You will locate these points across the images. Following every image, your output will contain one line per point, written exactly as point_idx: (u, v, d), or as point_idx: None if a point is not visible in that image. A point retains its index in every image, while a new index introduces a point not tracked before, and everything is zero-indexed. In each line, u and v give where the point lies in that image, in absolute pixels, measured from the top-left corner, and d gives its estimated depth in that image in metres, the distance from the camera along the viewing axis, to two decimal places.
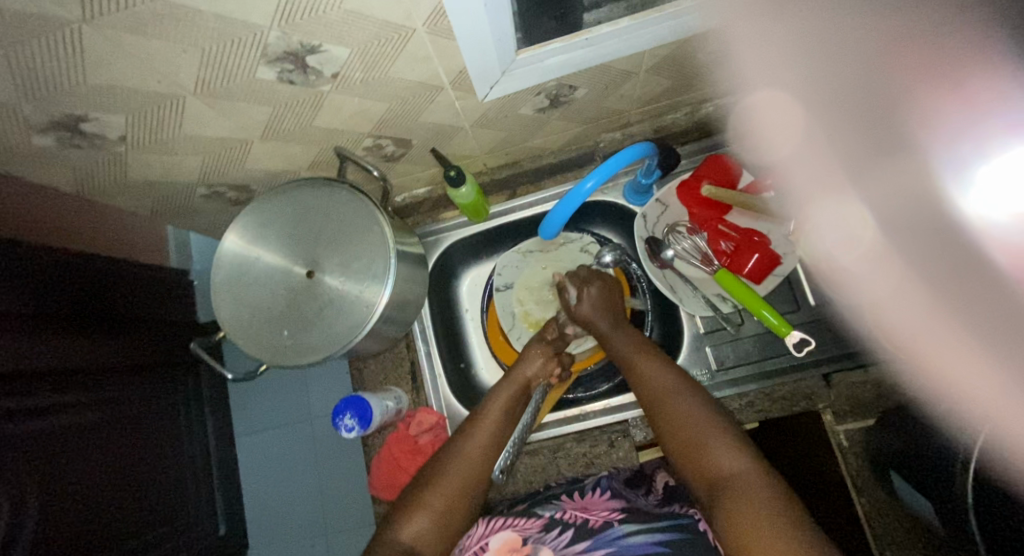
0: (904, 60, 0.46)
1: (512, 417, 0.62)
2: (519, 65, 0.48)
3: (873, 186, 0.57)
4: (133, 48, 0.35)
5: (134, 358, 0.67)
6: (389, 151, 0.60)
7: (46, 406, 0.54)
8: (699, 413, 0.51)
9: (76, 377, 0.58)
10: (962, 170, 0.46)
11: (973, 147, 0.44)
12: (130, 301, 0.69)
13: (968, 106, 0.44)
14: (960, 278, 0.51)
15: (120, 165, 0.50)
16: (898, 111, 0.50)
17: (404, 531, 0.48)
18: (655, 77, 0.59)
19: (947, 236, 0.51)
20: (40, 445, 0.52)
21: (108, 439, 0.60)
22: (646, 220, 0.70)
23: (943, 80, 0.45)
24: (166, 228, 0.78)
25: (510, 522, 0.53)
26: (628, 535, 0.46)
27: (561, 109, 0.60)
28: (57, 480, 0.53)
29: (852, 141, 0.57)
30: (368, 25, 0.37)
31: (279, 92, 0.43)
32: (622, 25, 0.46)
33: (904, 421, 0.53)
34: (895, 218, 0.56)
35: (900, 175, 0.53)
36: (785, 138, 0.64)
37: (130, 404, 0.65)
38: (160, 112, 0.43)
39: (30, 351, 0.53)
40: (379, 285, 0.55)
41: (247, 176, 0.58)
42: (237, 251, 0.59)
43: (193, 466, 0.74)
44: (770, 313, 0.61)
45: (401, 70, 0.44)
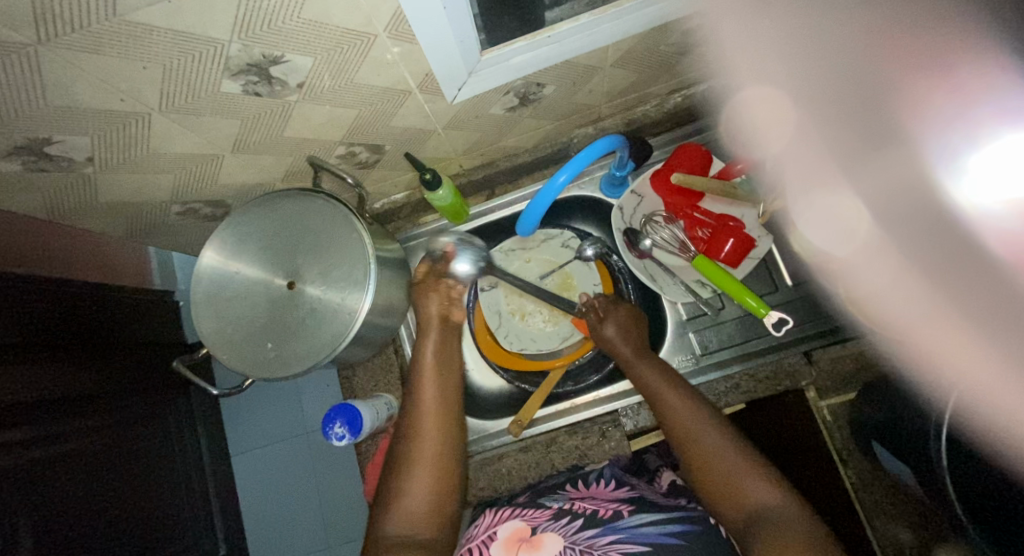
0: (893, 47, 0.46)
1: (445, 365, 0.62)
2: (485, 65, 0.49)
3: (865, 178, 0.56)
4: (91, 67, 0.35)
5: (116, 383, 0.66)
6: (364, 158, 0.60)
7: (32, 437, 0.53)
8: (725, 448, 0.50)
9: (58, 406, 0.58)
10: (955, 158, 0.42)
11: (963, 137, 0.40)
12: (121, 323, 0.70)
13: (958, 95, 0.40)
14: (965, 269, 0.44)
15: (90, 187, 0.50)
16: (891, 97, 0.48)
17: (390, 526, 0.50)
18: (621, 71, 0.59)
19: (942, 226, 0.45)
20: (31, 475, 0.52)
21: (96, 465, 0.60)
22: (623, 212, 0.72)
23: (939, 69, 0.42)
24: (147, 249, 0.75)
25: (519, 513, 0.53)
26: (640, 525, 0.46)
27: (531, 107, 0.60)
28: (50, 508, 0.53)
29: (852, 129, 0.56)
30: (329, 33, 0.37)
31: (245, 105, 0.44)
32: (583, 21, 0.47)
33: (886, 394, 0.54)
34: (888, 209, 0.54)
35: (892, 166, 0.50)
36: (779, 130, 0.64)
37: (115, 429, 0.64)
38: (126, 130, 0.42)
39: (19, 383, 0.53)
40: (360, 291, 0.56)
41: (221, 190, 0.58)
42: (215, 267, 0.58)
43: (187, 486, 0.73)
44: (752, 297, 0.63)
45: (367, 77, 0.45)
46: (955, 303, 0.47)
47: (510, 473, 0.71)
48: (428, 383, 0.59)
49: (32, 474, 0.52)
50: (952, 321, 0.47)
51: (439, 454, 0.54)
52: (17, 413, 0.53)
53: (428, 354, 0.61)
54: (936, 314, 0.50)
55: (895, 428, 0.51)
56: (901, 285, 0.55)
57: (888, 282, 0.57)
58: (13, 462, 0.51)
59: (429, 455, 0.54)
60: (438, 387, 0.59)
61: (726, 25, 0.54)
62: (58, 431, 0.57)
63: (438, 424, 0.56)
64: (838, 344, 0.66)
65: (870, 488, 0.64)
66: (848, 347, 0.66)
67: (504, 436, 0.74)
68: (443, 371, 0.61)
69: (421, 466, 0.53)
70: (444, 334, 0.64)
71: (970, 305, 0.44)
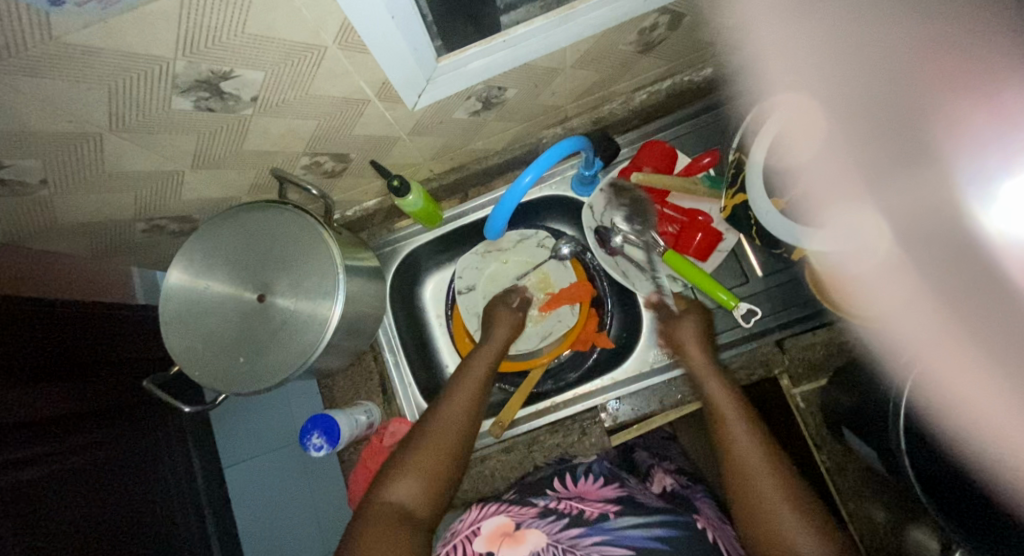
0: (938, 65, 0.44)
1: (484, 380, 0.63)
2: (442, 73, 0.49)
3: (893, 198, 0.49)
4: (33, 91, 0.34)
5: (109, 400, 0.66)
6: (329, 167, 0.60)
7: (26, 456, 0.53)
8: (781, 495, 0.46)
9: (54, 422, 0.58)
10: (986, 184, 0.42)
11: (1001, 159, 0.40)
12: (113, 344, 0.69)
13: (1000, 121, 0.40)
14: (977, 291, 0.45)
15: (49, 209, 0.49)
16: (924, 121, 0.45)
17: (396, 492, 0.49)
18: (583, 71, 0.60)
19: (961, 252, 0.46)
20: (32, 491, 0.52)
21: (90, 480, 0.59)
22: (592, 211, 0.72)
23: (974, 92, 0.42)
24: (132, 270, 0.77)
25: (504, 510, 0.54)
26: (625, 528, 0.47)
27: (495, 110, 0.60)
28: (52, 523, 0.53)
29: (884, 147, 0.49)
30: (277, 46, 0.37)
31: (200, 120, 0.43)
32: (537, 24, 0.48)
33: (856, 379, 0.55)
34: (911, 229, 0.50)
35: (916, 188, 0.47)
36: (808, 138, 0.51)
37: (109, 445, 0.64)
38: (79, 150, 0.42)
39: (25, 401, 0.54)
40: (330, 300, 0.56)
41: (185, 206, 0.57)
42: (183, 285, 0.57)
43: (184, 497, 0.73)
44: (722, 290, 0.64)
45: (323, 88, 0.44)
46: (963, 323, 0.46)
47: (492, 474, 0.71)
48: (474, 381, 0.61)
49: (28, 493, 0.51)
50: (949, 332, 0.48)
51: (449, 441, 0.54)
52: (21, 431, 0.53)
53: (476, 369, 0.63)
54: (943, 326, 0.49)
55: (864, 413, 0.52)
56: (915, 307, 0.53)
57: (903, 300, 0.54)
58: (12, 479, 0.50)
59: (445, 443, 0.54)
60: (470, 395, 0.59)
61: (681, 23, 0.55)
62: (60, 448, 0.57)
63: (458, 424, 0.56)
64: (809, 332, 0.67)
65: (845, 471, 0.65)
66: (818, 334, 0.67)
67: (486, 438, 0.73)
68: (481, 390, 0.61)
69: (432, 446, 0.53)
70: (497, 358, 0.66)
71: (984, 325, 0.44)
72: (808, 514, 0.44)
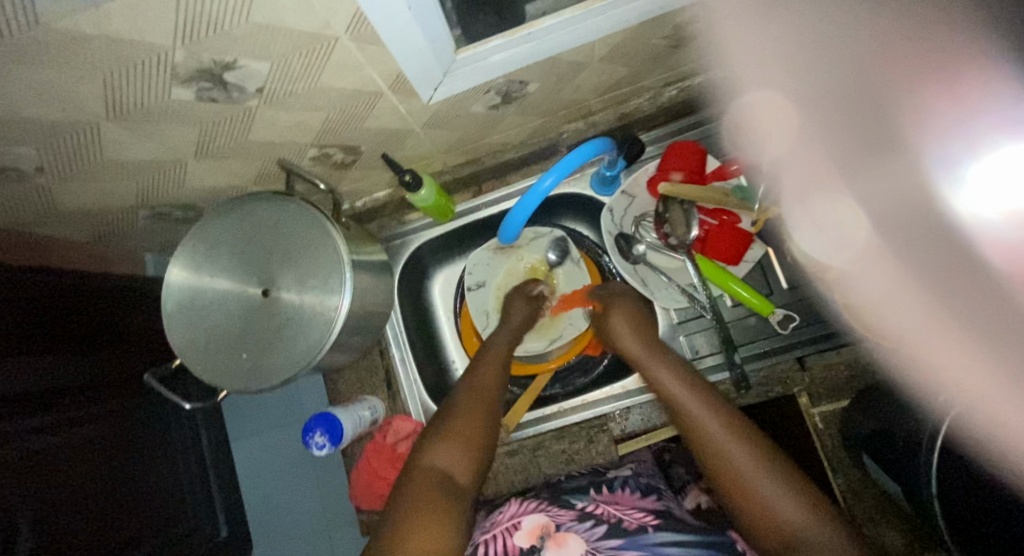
0: (897, 63, 0.50)
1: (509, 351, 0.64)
2: (460, 65, 0.46)
3: (866, 183, 0.56)
4: (23, 78, 0.32)
5: (116, 366, 0.64)
6: (339, 159, 0.57)
7: (32, 427, 0.50)
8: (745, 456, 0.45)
9: (62, 395, 0.55)
10: (954, 169, 0.47)
11: (964, 147, 0.45)
12: (134, 319, 0.69)
13: (964, 107, 0.44)
14: (952, 275, 0.50)
15: (48, 195, 0.47)
16: (891, 111, 0.52)
17: (438, 459, 0.48)
18: (611, 66, 0.56)
19: (939, 238, 0.50)
20: (34, 464, 0.49)
21: (101, 449, 0.58)
22: (612, 214, 0.68)
23: (940, 83, 0.47)
24: (145, 256, 0.75)
25: (543, 508, 0.52)
26: (664, 544, 0.45)
27: (515, 104, 0.57)
28: (56, 499, 0.50)
29: (846, 137, 0.58)
30: (284, 36, 0.34)
31: (202, 111, 0.41)
32: (567, 16, 0.44)
33: (881, 404, 0.52)
34: (887, 217, 0.55)
35: (889, 176, 0.54)
36: (786, 136, 0.62)
37: (120, 410, 0.62)
38: (77, 139, 0.40)
39: (31, 371, 0.51)
40: (336, 294, 0.54)
41: (189, 194, 0.55)
42: (188, 277, 0.56)
43: (192, 479, 0.72)
44: (741, 286, 0.62)
45: (332, 80, 0.41)
46: (936, 302, 0.52)
47: (496, 476, 0.70)
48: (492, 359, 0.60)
49: (34, 466, 0.49)
50: (940, 317, 0.52)
51: (484, 404, 0.54)
52: (25, 403, 0.50)
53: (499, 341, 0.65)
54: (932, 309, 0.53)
55: (890, 443, 0.49)
56: (899, 297, 0.55)
57: (886, 292, 0.56)
58: (14, 451, 0.47)
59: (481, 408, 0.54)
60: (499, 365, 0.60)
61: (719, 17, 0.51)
62: (67, 419, 0.54)
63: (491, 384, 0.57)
64: (832, 350, 0.64)
65: (861, 499, 0.62)
66: (842, 353, 0.64)
67: None
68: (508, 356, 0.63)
69: (466, 413, 0.53)
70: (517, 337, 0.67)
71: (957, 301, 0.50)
72: (783, 471, 0.44)
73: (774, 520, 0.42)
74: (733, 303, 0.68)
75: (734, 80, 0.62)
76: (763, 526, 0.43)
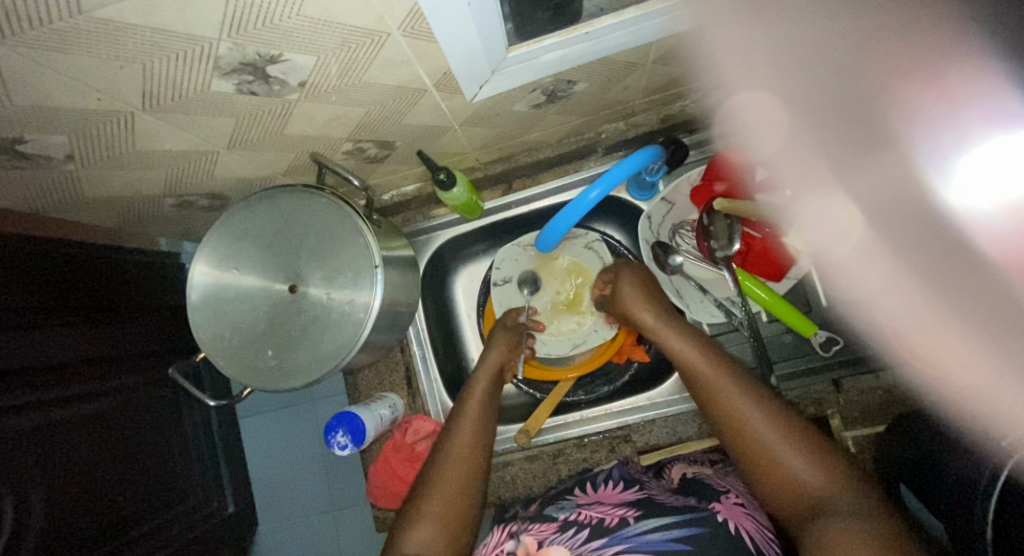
0: (879, 55, 0.40)
1: (488, 404, 0.60)
2: (510, 63, 0.43)
3: (856, 180, 0.52)
4: (59, 66, 0.30)
5: (137, 344, 0.63)
6: (372, 153, 0.55)
7: (40, 402, 0.49)
8: (754, 416, 0.46)
9: (70, 369, 0.53)
10: (945, 161, 0.39)
11: (954, 138, 0.37)
12: (152, 300, 0.67)
13: (948, 100, 0.36)
14: (952, 268, 0.46)
15: (74, 183, 0.45)
16: (878, 104, 0.43)
17: (412, 540, 0.47)
18: (662, 67, 0.53)
19: (929, 228, 0.46)
20: (45, 434, 0.49)
21: (114, 427, 0.57)
22: (651, 221, 0.67)
23: (920, 76, 0.38)
24: (160, 241, 0.71)
25: (525, 527, 0.50)
26: (646, 532, 0.44)
27: (559, 103, 0.54)
28: (67, 472, 0.50)
29: (834, 135, 0.52)
30: (335, 30, 0.32)
31: (240, 103, 0.38)
32: (626, 16, 0.41)
33: (916, 429, 0.50)
34: (881, 211, 0.51)
35: (881, 170, 0.47)
36: (773, 137, 0.58)
37: (135, 391, 0.62)
38: (107, 128, 0.38)
39: (55, 342, 0.51)
40: (367, 290, 0.52)
41: (217, 184, 0.54)
42: (212, 270, 0.54)
43: (204, 467, 0.72)
44: (759, 289, 0.61)
45: (377, 75, 0.39)
46: (938, 295, 0.50)
47: (514, 481, 0.68)
48: (467, 415, 0.57)
49: (46, 435, 0.49)
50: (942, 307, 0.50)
51: (463, 477, 0.52)
52: (46, 374, 0.50)
53: (477, 392, 0.60)
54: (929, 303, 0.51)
55: (929, 476, 0.47)
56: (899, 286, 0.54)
57: (888, 279, 0.55)
58: (26, 423, 0.47)
59: (455, 478, 0.51)
60: (477, 424, 0.57)
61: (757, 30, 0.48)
62: (85, 391, 0.54)
63: (472, 451, 0.54)
64: (870, 373, 0.62)
65: None
66: (881, 378, 0.61)
67: (511, 443, 0.72)
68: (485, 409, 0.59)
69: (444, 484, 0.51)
70: (497, 380, 0.63)
71: (962, 300, 0.46)
72: (796, 433, 0.44)
73: (796, 485, 0.42)
74: (768, 319, 0.67)
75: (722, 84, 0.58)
76: (785, 494, 0.42)
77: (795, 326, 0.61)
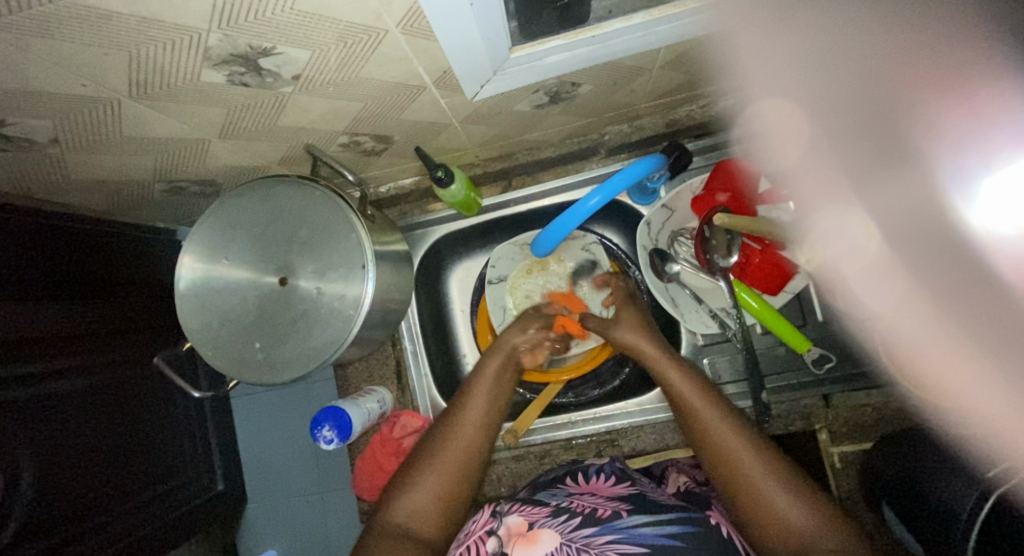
0: (913, 72, 0.37)
1: (500, 389, 0.58)
2: (513, 64, 0.42)
3: (874, 199, 0.48)
4: (41, 51, 0.29)
5: (132, 323, 0.63)
6: (369, 147, 0.54)
7: (30, 374, 0.48)
8: (746, 452, 0.46)
9: (59, 343, 0.52)
10: (967, 184, 0.38)
11: (979, 160, 0.37)
12: (149, 278, 0.66)
13: (977, 122, 0.36)
14: (965, 294, 0.44)
15: (61, 165, 0.44)
16: (901, 123, 0.40)
17: (400, 511, 0.48)
18: (670, 72, 0.52)
19: (940, 252, 0.45)
20: (37, 409, 0.49)
21: (107, 404, 0.57)
22: (649, 228, 0.66)
23: (951, 93, 0.36)
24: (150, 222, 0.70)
25: (517, 508, 0.49)
26: (639, 526, 0.43)
27: (562, 104, 0.53)
28: (59, 448, 0.50)
29: (855, 149, 0.47)
30: (331, 25, 0.31)
31: (232, 94, 0.37)
32: (637, 20, 0.40)
33: (907, 445, 0.50)
34: (896, 232, 0.48)
35: (898, 193, 0.44)
36: (788, 150, 0.56)
37: (131, 372, 0.61)
38: (94, 114, 0.37)
39: (50, 317, 0.51)
40: (359, 282, 0.52)
41: (209, 171, 0.52)
42: (200, 260, 0.53)
43: (192, 451, 0.71)
44: (748, 296, 0.61)
45: (374, 71, 0.38)
46: (951, 325, 0.47)
47: (500, 478, 0.71)
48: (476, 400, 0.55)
49: (39, 408, 0.49)
50: (948, 339, 0.48)
51: (460, 464, 0.51)
52: (41, 348, 0.50)
53: (486, 375, 0.58)
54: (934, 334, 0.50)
55: (911, 499, 0.47)
56: (905, 310, 0.52)
57: (890, 303, 0.53)
58: (20, 396, 0.47)
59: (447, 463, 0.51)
60: (483, 412, 0.55)
61: (756, 54, 0.45)
62: (80, 366, 0.54)
63: (473, 438, 0.53)
64: (861, 391, 0.62)
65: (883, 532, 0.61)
66: (871, 396, 0.62)
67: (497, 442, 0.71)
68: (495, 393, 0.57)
69: (436, 467, 0.50)
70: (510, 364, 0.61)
71: (972, 330, 0.45)
72: (785, 471, 0.44)
73: (779, 520, 0.42)
74: (763, 331, 0.66)
75: (744, 89, 0.53)
76: (767, 524, 0.43)
77: (789, 340, 0.60)
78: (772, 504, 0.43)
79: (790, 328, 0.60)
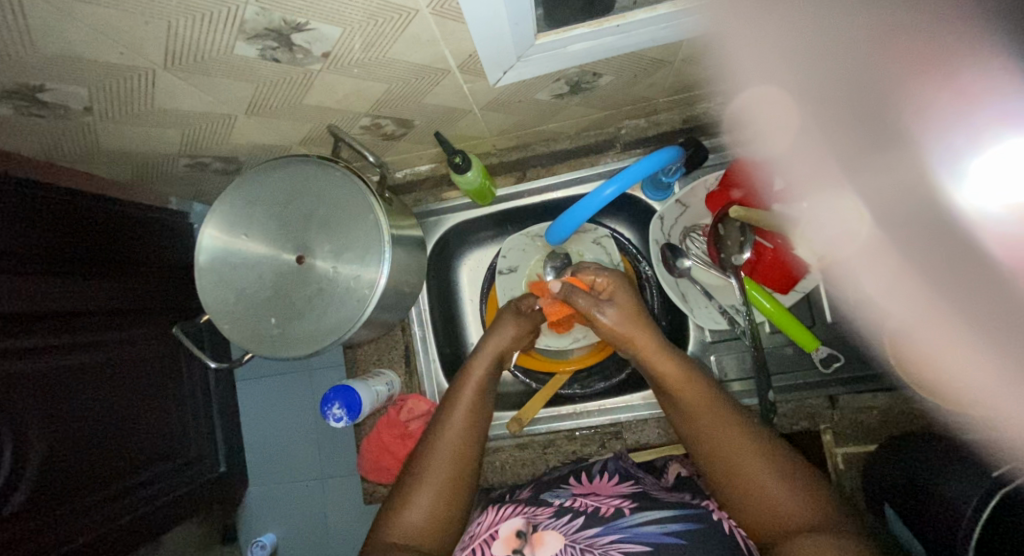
0: (893, 53, 0.37)
1: (483, 389, 0.59)
2: (537, 50, 0.42)
3: (868, 178, 0.50)
4: (83, 17, 0.29)
5: (147, 298, 0.64)
6: (390, 130, 0.55)
7: (42, 346, 0.50)
8: (740, 441, 0.47)
9: (74, 316, 0.54)
10: (956, 162, 0.39)
11: (967, 139, 0.37)
12: (162, 257, 0.68)
13: (962, 101, 0.35)
14: (957, 271, 0.46)
15: (91, 134, 0.45)
16: (889, 101, 0.41)
17: (396, 530, 0.47)
18: (690, 66, 0.52)
19: (938, 230, 0.45)
20: (47, 381, 0.50)
21: (114, 377, 0.58)
22: (663, 222, 0.66)
23: (931, 74, 0.36)
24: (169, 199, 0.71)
25: (520, 511, 0.50)
26: (642, 524, 0.44)
27: (582, 95, 0.54)
28: (67, 418, 0.52)
29: (848, 134, 0.49)
30: (363, 3, 0.31)
31: (260, 69, 0.38)
32: (661, 11, 0.40)
33: (907, 450, 0.51)
34: (889, 211, 0.50)
35: (895, 170, 0.46)
36: (778, 136, 0.57)
37: (138, 345, 0.62)
38: (128, 83, 0.38)
39: (68, 291, 0.52)
40: (375, 263, 0.53)
41: (232, 148, 0.53)
42: (221, 234, 0.54)
43: (198, 425, 0.73)
44: (761, 293, 0.61)
45: (401, 52, 0.39)
46: (942, 301, 0.50)
47: (503, 466, 0.71)
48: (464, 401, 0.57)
49: (48, 381, 0.50)
50: (941, 316, 0.50)
51: (451, 469, 0.52)
52: (58, 321, 0.52)
53: (473, 376, 0.59)
54: (924, 310, 0.51)
55: (914, 501, 0.47)
56: (898, 286, 0.54)
57: (884, 281, 0.55)
58: (30, 367, 0.49)
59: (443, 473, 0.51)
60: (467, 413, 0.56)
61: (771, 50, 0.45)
62: (92, 340, 0.56)
63: (460, 439, 0.54)
64: (868, 393, 0.61)
65: None
66: (877, 399, 0.61)
67: (502, 430, 0.72)
68: (483, 396, 0.58)
69: (428, 477, 0.51)
70: (496, 366, 0.62)
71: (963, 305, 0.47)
72: (774, 461, 0.45)
73: (772, 504, 0.43)
74: (772, 329, 0.66)
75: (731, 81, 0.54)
76: (761, 508, 0.43)
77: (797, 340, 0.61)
78: (763, 486, 0.43)
79: (802, 328, 0.60)
